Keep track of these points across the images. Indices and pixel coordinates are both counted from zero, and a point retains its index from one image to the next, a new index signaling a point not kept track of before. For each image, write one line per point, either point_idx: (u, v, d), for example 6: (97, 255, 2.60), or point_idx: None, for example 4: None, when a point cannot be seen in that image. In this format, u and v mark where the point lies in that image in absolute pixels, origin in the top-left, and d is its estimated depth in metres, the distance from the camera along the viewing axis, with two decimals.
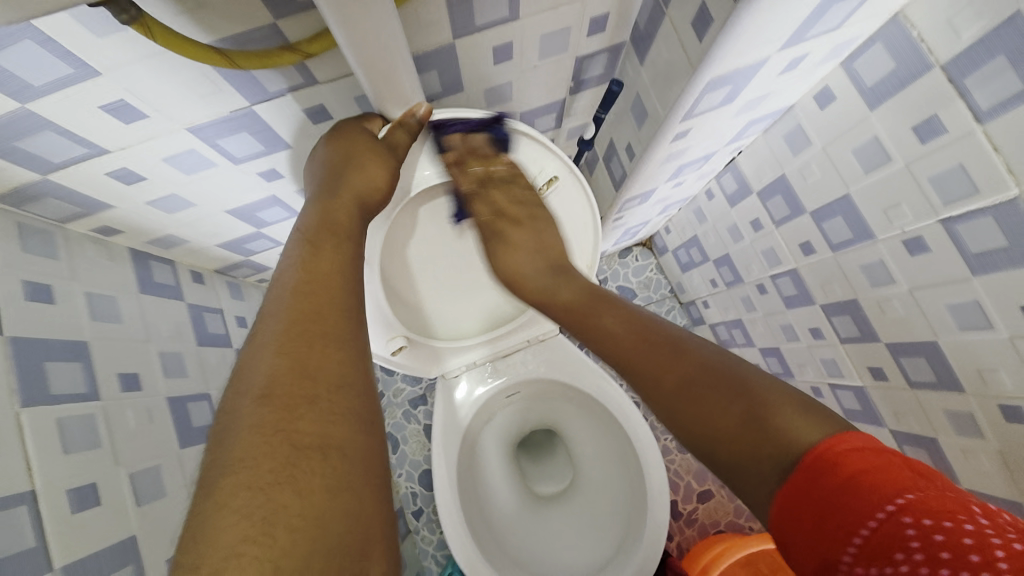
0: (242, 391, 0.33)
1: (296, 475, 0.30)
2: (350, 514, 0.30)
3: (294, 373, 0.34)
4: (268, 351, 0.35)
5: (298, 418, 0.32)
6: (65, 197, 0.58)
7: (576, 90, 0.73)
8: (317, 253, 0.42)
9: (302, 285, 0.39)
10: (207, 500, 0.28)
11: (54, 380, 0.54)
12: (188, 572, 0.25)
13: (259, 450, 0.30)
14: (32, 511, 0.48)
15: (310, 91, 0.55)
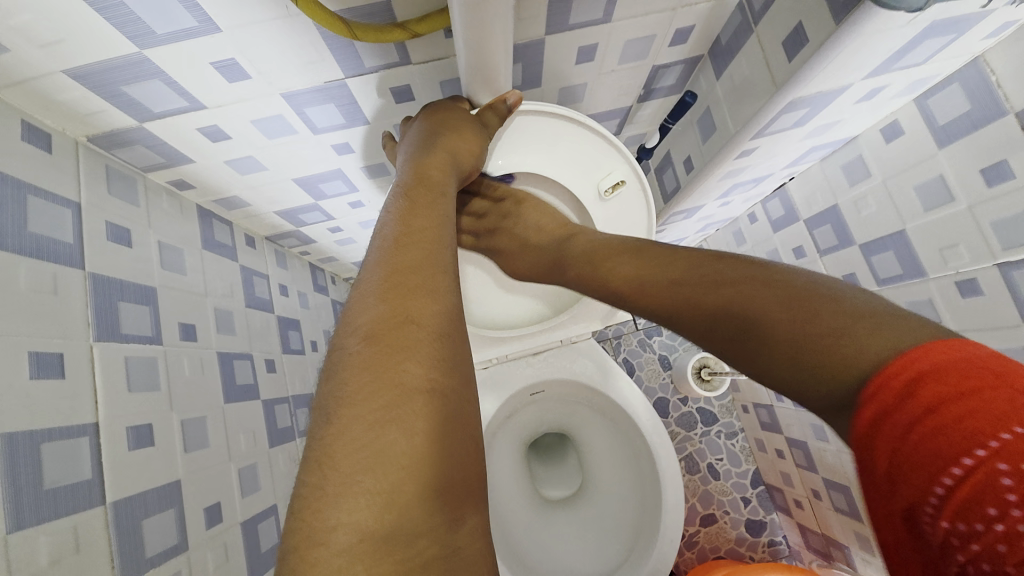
0: (351, 333, 0.35)
1: (402, 415, 0.31)
2: (453, 459, 0.32)
3: (396, 318, 0.35)
4: (373, 297, 0.37)
5: (404, 361, 0.33)
6: (154, 146, 0.61)
7: (646, 98, 0.75)
8: (416, 211, 0.43)
9: (402, 239, 0.41)
10: (325, 432, 0.31)
11: (125, 319, 0.56)
12: (316, 490, 0.28)
13: (368, 389, 0.32)
14: (94, 443, 0.49)
15: (402, 71, 0.57)
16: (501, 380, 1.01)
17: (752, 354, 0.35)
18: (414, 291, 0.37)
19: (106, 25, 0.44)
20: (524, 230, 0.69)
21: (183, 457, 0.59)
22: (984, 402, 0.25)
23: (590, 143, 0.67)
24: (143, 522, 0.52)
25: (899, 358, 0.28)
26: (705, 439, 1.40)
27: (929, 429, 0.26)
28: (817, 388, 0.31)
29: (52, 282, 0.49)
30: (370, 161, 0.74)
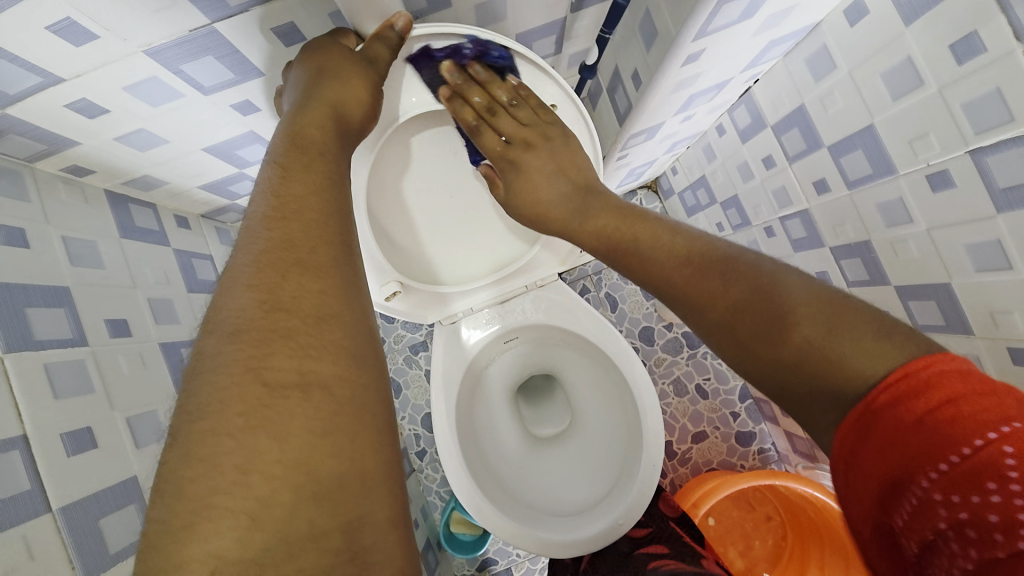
0: (212, 330, 0.31)
1: (272, 419, 0.28)
2: (337, 457, 0.29)
3: (265, 308, 0.31)
4: (238, 285, 0.32)
5: (272, 359, 0.30)
6: (29, 133, 0.55)
7: (579, 6, 0.66)
8: (290, 176, 0.37)
9: (274, 212, 0.35)
10: (179, 447, 0.27)
11: (38, 326, 0.53)
12: (168, 513, 0.26)
13: (229, 394, 0.28)
14: (27, 454, 0.47)
15: (280, 7, 0.49)
16: (473, 332, 1.00)
17: (755, 357, 0.43)
18: (288, 273, 0.33)
19: None
20: (537, 171, 0.61)
21: (136, 453, 0.58)
22: (981, 405, 0.32)
23: (511, 66, 0.59)
24: (101, 522, 0.52)
25: (921, 360, 0.35)
26: (691, 361, 1.41)
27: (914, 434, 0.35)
28: (820, 394, 0.40)
29: None
30: (282, 119, 0.67)
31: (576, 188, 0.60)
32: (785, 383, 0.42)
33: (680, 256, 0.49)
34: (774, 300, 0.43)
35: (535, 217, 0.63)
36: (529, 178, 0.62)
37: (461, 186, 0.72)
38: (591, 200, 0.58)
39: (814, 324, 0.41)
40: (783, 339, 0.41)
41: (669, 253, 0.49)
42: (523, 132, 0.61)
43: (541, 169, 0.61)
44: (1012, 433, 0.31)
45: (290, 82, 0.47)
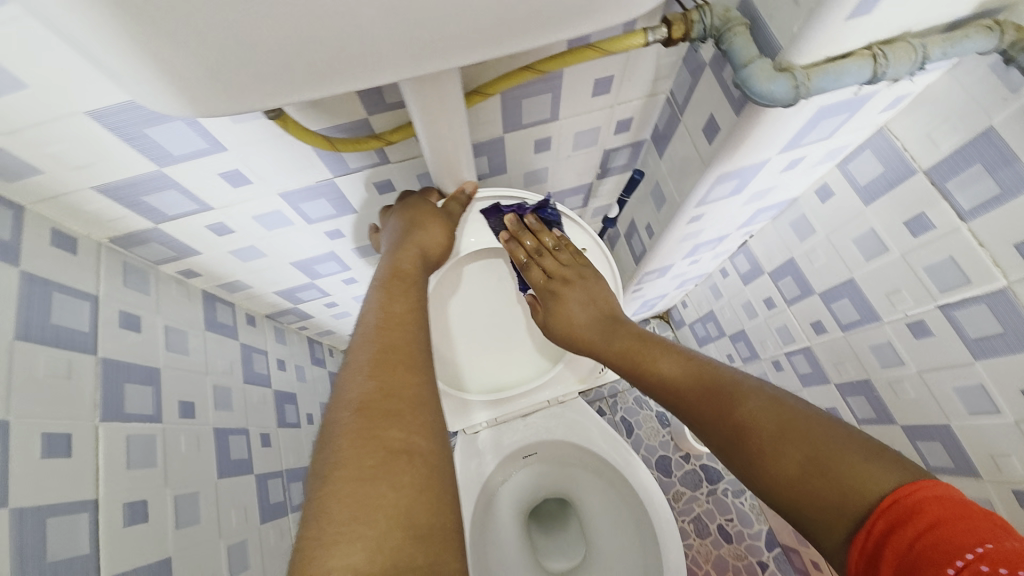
0: (342, 406, 0.39)
1: (389, 471, 0.35)
2: (433, 508, 0.35)
3: (383, 389, 0.40)
4: (360, 373, 0.41)
5: (388, 428, 0.38)
6: (167, 243, 0.69)
7: (603, 175, 0.84)
8: (395, 298, 0.49)
9: (383, 322, 0.46)
10: (320, 489, 0.34)
11: (129, 400, 0.61)
12: (310, 542, 0.32)
13: (358, 450, 0.36)
14: (92, 519, 0.52)
15: (383, 169, 0.66)
16: (492, 444, 1.02)
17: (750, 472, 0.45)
18: (397, 366, 0.42)
19: (133, 150, 0.53)
20: (574, 298, 0.71)
21: (174, 533, 0.61)
22: (969, 524, 0.33)
23: (550, 217, 0.75)
24: None
25: (906, 486, 0.37)
26: (712, 498, 1.35)
27: (926, 541, 0.34)
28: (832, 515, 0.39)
29: (68, 367, 0.55)
30: (359, 243, 0.83)
31: (604, 316, 0.68)
32: (801, 504, 0.41)
33: (690, 374, 0.53)
34: (743, 415, 0.46)
35: (570, 338, 0.70)
36: (555, 309, 0.72)
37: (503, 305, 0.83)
38: (614, 326, 0.66)
39: (801, 443, 0.42)
40: (789, 455, 0.42)
41: (685, 380, 0.53)
42: (561, 273, 0.73)
43: (578, 297, 0.71)
44: (985, 555, 0.31)
45: (389, 228, 0.61)
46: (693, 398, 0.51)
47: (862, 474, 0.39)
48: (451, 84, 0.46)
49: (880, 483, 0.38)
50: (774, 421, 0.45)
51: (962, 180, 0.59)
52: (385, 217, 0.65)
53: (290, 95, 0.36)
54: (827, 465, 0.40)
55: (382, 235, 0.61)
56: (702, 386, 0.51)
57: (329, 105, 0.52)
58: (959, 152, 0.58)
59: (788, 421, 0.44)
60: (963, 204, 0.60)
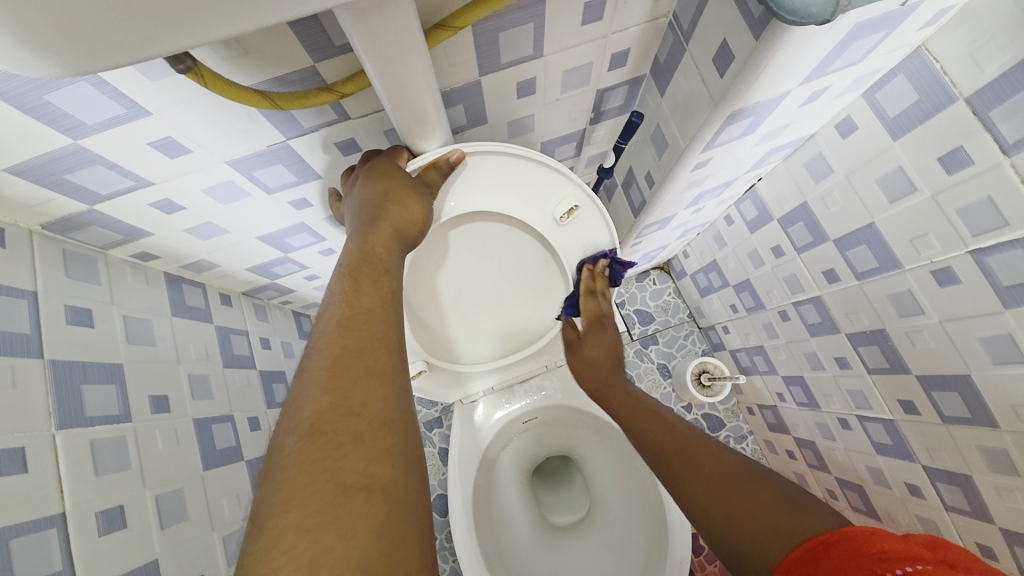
0: (291, 429, 0.35)
1: (340, 516, 0.31)
2: (391, 556, 0.31)
3: (341, 407, 0.35)
4: (315, 388, 0.36)
5: (343, 460, 0.33)
6: (109, 225, 0.61)
7: (597, 120, 0.75)
8: (362, 290, 0.42)
9: (347, 320, 0.40)
10: (258, 540, 0.30)
11: (90, 403, 0.56)
12: None
13: (306, 489, 0.32)
14: (62, 533, 0.49)
15: (343, 126, 0.58)
16: (491, 411, 1.00)
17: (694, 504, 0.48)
18: (360, 379, 0.37)
19: (35, 121, 0.44)
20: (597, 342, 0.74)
21: (160, 534, 0.58)
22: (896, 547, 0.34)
23: (536, 172, 0.66)
24: None
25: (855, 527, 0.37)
26: None
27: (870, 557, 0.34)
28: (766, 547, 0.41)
29: (10, 375, 0.49)
30: (330, 212, 0.75)
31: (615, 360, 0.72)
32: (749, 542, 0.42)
33: (655, 420, 0.58)
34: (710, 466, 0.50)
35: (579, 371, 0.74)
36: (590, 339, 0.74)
37: (487, 271, 0.76)
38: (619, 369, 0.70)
39: (759, 489, 0.46)
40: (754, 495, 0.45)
41: (684, 435, 0.55)
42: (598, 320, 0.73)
43: (601, 342, 0.73)
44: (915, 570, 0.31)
45: (352, 200, 0.53)
46: (671, 450, 0.54)
47: (792, 512, 0.42)
48: (406, 18, 0.37)
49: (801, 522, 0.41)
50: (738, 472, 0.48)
51: (1008, 109, 0.51)
52: (360, 168, 0.56)
53: (172, 41, 0.27)
54: (754, 493, 0.45)
55: (345, 207, 0.53)
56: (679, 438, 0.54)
57: (264, 49, 0.43)
58: (1006, 76, 0.50)
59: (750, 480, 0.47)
60: (1008, 136, 0.52)
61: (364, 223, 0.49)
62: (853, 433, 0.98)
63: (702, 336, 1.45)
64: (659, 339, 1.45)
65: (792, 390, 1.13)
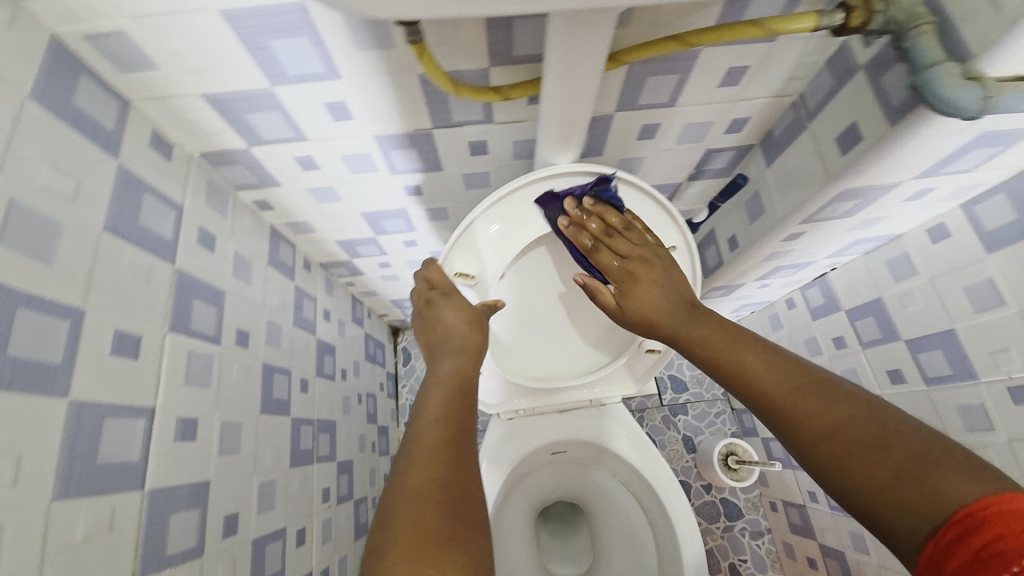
0: (396, 489, 0.40)
1: (437, 560, 0.36)
2: None
3: (438, 450, 0.43)
4: (413, 464, 0.42)
5: (435, 516, 0.38)
6: (253, 168, 0.68)
7: (695, 177, 0.79)
8: (453, 347, 0.58)
9: (461, 361, 0.55)
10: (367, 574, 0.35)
11: (196, 318, 0.59)
12: None
13: (407, 538, 0.37)
14: (146, 427, 0.49)
15: (483, 128, 0.64)
16: (521, 434, 0.99)
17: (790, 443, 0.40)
18: (458, 414, 0.48)
19: (252, 61, 0.51)
20: (648, 292, 0.58)
21: (217, 459, 0.59)
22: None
23: (643, 206, 0.68)
24: (171, 516, 0.50)
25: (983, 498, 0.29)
26: (727, 534, 1.31)
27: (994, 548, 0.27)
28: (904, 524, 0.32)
29: (147, 270, 0.52)
30: (432, 204, 0.81)
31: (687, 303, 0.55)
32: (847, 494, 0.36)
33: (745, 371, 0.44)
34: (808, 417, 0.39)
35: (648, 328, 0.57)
36: (597, 256, 0.63)
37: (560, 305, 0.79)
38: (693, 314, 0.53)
39: (878, 447, 0.35)
40: (869, 457, 0.35)
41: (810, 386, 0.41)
42: (637, 253, 0.61)
43: (650, 285, 0.58)
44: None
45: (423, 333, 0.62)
46: (780, 406, 0.41)
47: (934, 474, 0.32)
48: (602, 41, 0.43)
49: (953, 493, 0.31)
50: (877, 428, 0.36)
51: None
52: (423, 308, 0.64)
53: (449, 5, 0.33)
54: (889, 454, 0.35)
55: (416, 337, 0.63)
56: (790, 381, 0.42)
57: (458, 42, 0.50)
58: None
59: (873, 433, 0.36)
60: None
61: (428, 317, 0.63)
62: None
63: (733, 418, 1.43)
64: (688, 411, 1.42)
65: None
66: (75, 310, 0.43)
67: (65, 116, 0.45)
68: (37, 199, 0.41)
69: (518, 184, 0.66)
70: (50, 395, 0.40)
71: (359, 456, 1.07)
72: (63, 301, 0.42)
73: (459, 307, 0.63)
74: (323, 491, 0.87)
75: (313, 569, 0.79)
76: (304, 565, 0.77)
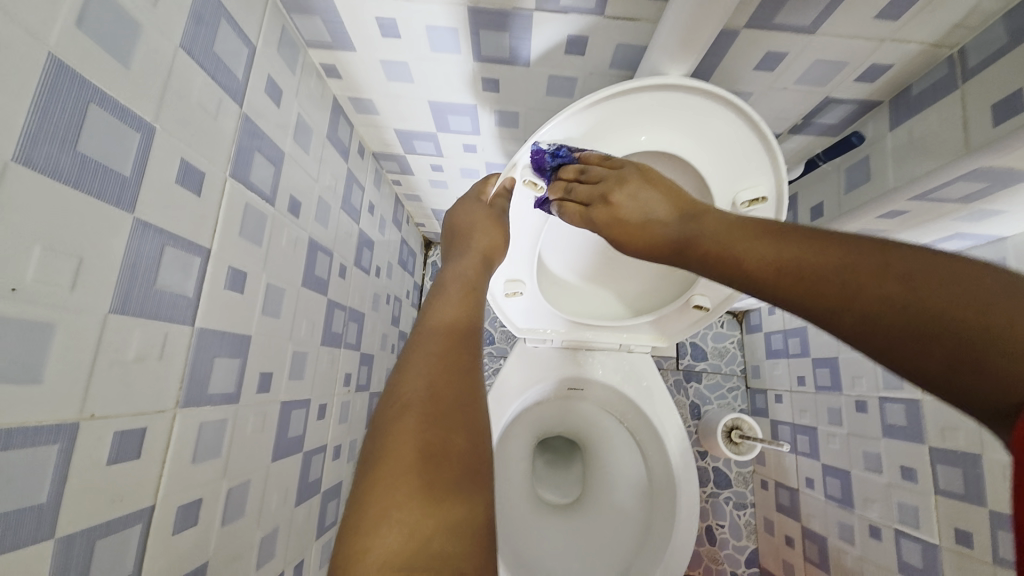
0: (392, 398, 0.40)
1: (431, 466, 0.36)
2: (465, 504, 0.36)
3: (443, 359, 0.42)
4: (410, 373, 0.41)
5: (427, 426, 0.38)
6: (331, 24, 0.62)
7: (798, 129, 0.72)
8: (470, 260, 0.58)
9: (465, 284, 0.53)
10: (366, 471, 0.35)
11: (256, 172, 0.57)
12: (356, 518, 0.33)
13: (398, 444, 0.36)
14: (202, 267, 0.48)
15: (589, 20, 0.57)
16: (543, 363, 1.00)
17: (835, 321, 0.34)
18: (461, 328, 0.46)
19: None
20: (646, 200, 0.51)
21: (260, 317, 0.59)
22: None
23: (746, 143, 0.62)
24: (215, 358, 0.51)
25: None
26: (711, 500, 1.35)
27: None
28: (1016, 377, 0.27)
29: (216, 106, 0.49)
30: (505, 105, 0.75)
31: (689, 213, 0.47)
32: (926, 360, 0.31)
33: (792, 269, 0.36)
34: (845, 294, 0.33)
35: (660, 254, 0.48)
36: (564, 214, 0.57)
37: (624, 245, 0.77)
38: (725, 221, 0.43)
39: (944, 302, 0.30)
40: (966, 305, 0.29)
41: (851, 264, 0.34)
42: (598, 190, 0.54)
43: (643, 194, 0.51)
44: None
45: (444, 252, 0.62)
46: (852, 305, 0.33)
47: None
48: None
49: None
50: (929, 273, 0.31)
51: None
52: (452, 227, 0.64)
53: None
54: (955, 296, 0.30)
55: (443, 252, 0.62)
56: (837, 254, 0.35)
57: None
58: None
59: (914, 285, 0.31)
60: None
61: (457, 229, 0.63)
62: (880, 544, 0.94)
63: (745, 395, 1.42)
64: (702, 380, 1.42)
65: (828, 481, 1.10)
66: (147, 125, 0.41)
67: None
68: None
69: (642, 86, 0.58)
70: (116, 206, 0.38)
71: (380, 352, 1.09)
72: (135, 112, 0.39)
73: (484, 228, 0.63)
74: (345, 375, 0.89)
75: (328, 443, 0.83)
76: (321, 438, 0.80)
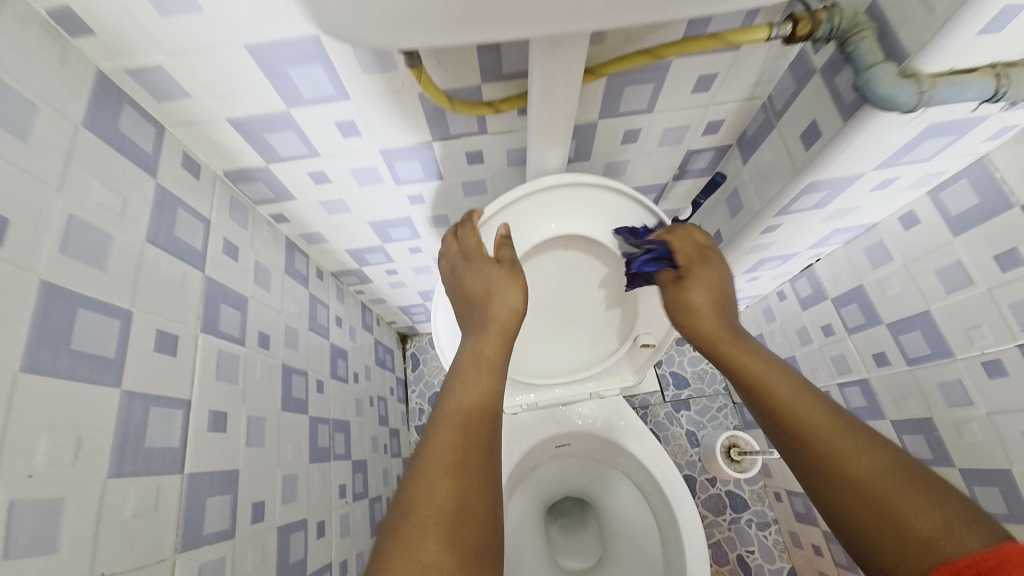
0: (415, 488, 0.42)
1: (446, 550, 0.39)
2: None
3: (459, 446, 0.46)
4: (436, 462, 0.44)
5: (445, 514, 0.41)
6: (270, 184, 0.74)
7: (680, 177, 0.85)
8: (484, 338, 0.58)
9: (481, 357, 0.56)
10: (388, 555, 0.38)
11: (224, 321, 0.65)
12: None
13: (419, 532, 0.39)
14: (185, 417, 0.54)
15: (478, 138, 0.70)
16: (527, 427, 1.03)
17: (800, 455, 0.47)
18: (481, 410, 0.49)
19: (271, 88, 0.57)
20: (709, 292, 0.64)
21: (245, 450, 0.64)
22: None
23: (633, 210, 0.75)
24: (207, 498, 0.55)
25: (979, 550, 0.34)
26: (734, 526, 1.34)
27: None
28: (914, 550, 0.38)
29: (181, 277, 0.58)
30: (436, 211, 0.87)
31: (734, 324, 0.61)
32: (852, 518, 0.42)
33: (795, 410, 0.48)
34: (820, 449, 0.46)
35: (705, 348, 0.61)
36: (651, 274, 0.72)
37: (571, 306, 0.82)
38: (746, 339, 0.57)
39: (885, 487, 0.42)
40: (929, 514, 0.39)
41: (869, 458, 0.44)
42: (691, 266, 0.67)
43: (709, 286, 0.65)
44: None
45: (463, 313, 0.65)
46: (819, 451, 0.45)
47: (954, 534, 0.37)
48: (580, 55, 0.49)
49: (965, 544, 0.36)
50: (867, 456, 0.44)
51: None
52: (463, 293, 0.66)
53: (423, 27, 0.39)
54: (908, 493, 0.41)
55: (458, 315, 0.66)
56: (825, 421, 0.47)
57: (449, 66, 0.57)
58: None
59: (901, 482, 0.42)
60: None
61: (472, 297, 0.65)
62: None
63: (735, 411, 1.46)
64: (690, 406, 1.46)
65: None
66: (124, 311, 0.49)
67: (113, 142, 0.52)
68: (90, 213, 0.48)
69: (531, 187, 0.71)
70: (103, 385, 0.45)
71: (373, 455, 1.12)
72: (113, 303, 0.48)
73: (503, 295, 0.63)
74: (340, 487, 0.92)
75: (333, 560, 0.84)
76: (325, 556, 0.81)
